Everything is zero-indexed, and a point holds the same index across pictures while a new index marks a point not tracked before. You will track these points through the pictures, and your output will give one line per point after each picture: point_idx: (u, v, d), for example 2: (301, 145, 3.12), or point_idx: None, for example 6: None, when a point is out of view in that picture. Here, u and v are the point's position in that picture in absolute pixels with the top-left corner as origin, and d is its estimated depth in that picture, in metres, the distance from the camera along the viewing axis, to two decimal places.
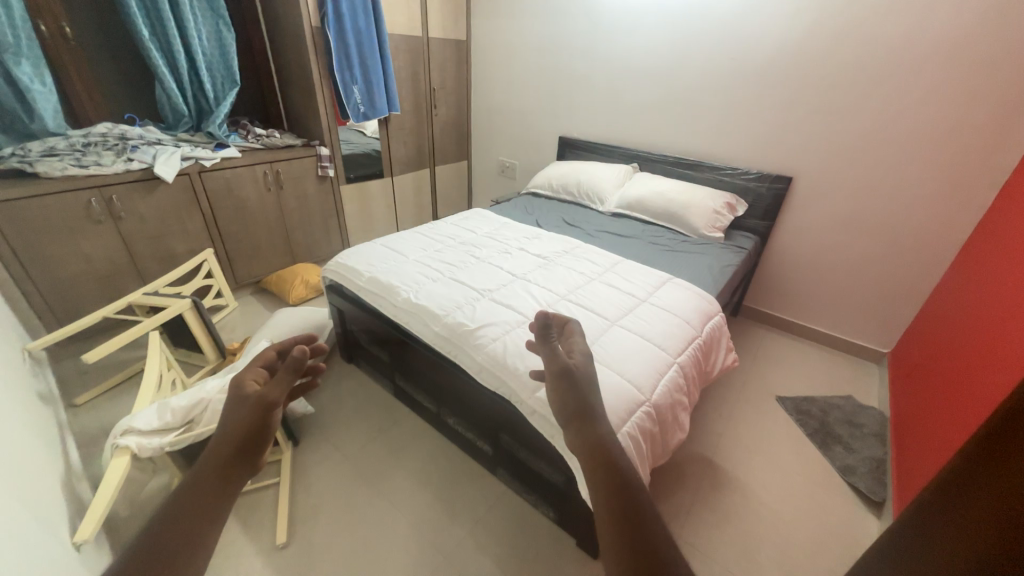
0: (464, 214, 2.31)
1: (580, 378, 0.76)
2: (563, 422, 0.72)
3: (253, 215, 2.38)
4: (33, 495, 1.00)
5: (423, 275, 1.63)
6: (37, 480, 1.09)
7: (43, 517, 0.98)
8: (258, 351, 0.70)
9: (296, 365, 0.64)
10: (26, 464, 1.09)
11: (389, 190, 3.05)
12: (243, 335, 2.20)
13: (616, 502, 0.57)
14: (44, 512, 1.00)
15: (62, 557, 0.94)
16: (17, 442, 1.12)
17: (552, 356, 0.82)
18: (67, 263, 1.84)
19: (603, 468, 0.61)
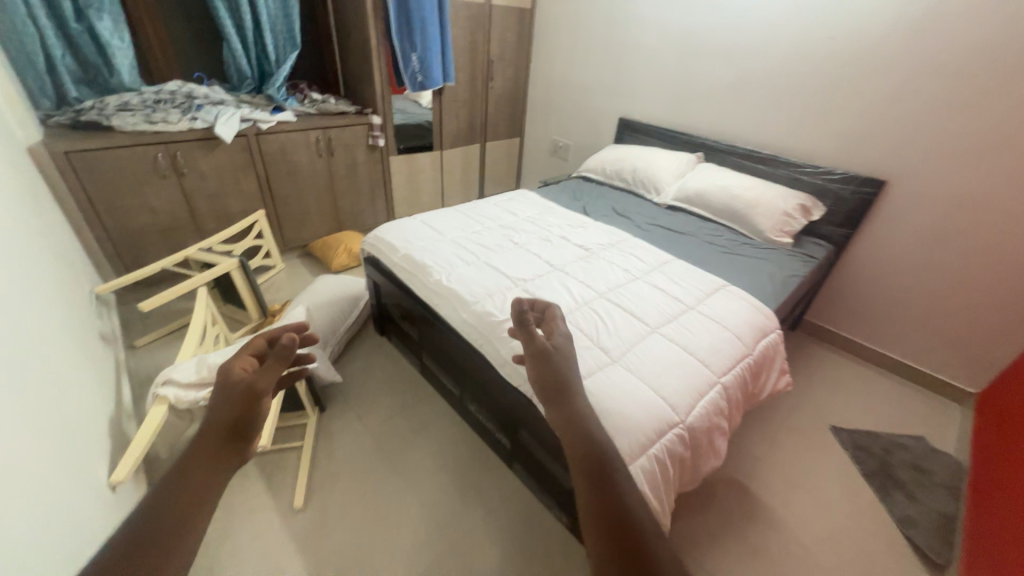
0: (509, 194, 2.22)
1: (556, 358, 0.90)
2: (540, 393, 0.86)
3: (304, 180, 2.43)
4: (79, 432, 1.08)
5: (458, 257, 1.58)
6: (85, 417, 1.17)
7: (83, 456, 1.04)
8: (248, 342, 0.76)
9: (286, 354, 0.70)
10: (76, 402, 1.17)
11: (437, 163, 3.01)
12: (286, 296, 2.29)
13: (590, 472, 0.66)
14: (85, 449, 1.07)
15: (95, 495, 1.00)
16: (70, 381, 1.20)
17: (533, 339, 0.96)
18: (136, 214, 1.96)
19: (587, 443, 0.71)
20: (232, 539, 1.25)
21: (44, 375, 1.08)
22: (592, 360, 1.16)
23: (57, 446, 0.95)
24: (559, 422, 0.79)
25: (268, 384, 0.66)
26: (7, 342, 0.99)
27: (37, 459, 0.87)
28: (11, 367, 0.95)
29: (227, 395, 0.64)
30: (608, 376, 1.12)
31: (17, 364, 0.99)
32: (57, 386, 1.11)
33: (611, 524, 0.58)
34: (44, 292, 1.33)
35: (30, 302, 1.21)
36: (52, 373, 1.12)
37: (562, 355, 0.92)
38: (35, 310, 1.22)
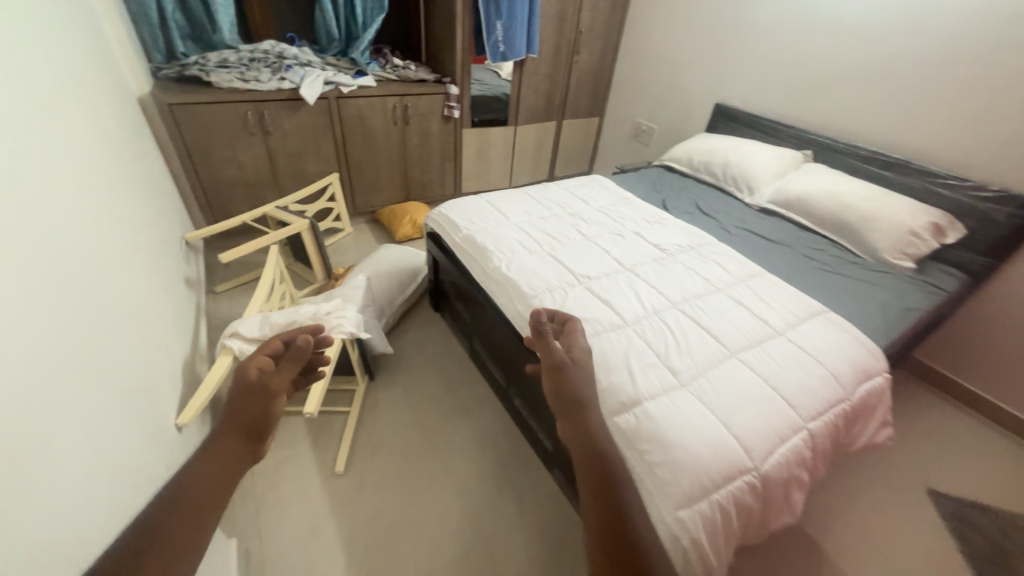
0: (582, 179, 2.08)
1: (572, 374, 0.87)
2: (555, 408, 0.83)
3: (378, 147, 2.44)
4: (144, 377, 1.14)
5: (521, 243, 1.50)
6: (156, 360, 1.25)
7: (144, 400, 1.10)
8: (265, 341, 0.79)
9: (300, 353, 0.76)
10: (154, 344, 1.25)
11: (510, 138, 2.90)
12: (351, 260, 2.35)
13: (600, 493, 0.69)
14: (147, 392, 1.14)
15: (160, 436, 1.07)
16: (149, 325, 1.29)
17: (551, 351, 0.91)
18: (224, 168, 2.07)
19: (599, 470, 0.72)
20: (275, 491, 1.31)
21: (123, 318, 1.16)
22: (655, 380, 1.04)
23: (121, 390, 1.01)
24: (573, 439, 0.78)
25: (281, 386, 0.72)
26: (93, 284, 1.06)
27: (101, 401, 0.92)
28: (91, 310, 1.01)
29: (241, 395, 0.71)
30: (672, 401, 1.00)
31: (99, 306, 1.05)
32: (133, 329, 1.18)
33: (617, 562, 0.61)
34: (137, 237, 1.44)
35: (122, 246, 1.31)
36: (132, 316, 1.21)
37: (578, 371, 0.89)
38: (125, 254, 1.31)
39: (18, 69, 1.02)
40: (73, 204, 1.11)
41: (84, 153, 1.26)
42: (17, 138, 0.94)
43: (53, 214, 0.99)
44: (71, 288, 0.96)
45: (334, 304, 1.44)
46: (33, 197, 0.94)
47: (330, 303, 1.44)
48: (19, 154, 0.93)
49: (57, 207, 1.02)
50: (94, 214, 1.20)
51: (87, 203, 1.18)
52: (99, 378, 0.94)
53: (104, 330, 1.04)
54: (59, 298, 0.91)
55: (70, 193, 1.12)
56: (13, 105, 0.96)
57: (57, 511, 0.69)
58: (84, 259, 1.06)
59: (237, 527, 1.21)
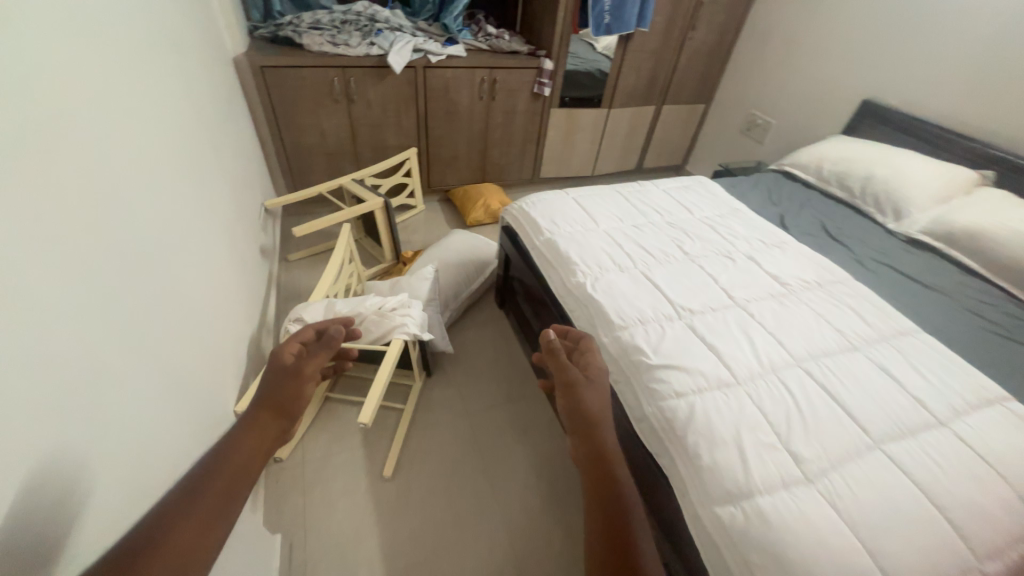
0: (682, 180, 1.80)
1: (584, 388, 0.75)
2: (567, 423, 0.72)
3: (460, 122, 2.29)
4: (209, 357, 1.12)
5: (610, 256, 1.30)
6: (222, 337, 1.23)
7: (208, 383, 1.08)
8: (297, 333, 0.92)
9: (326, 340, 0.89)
10: (222, 320, 1.23)
11: (600, 123, 2.62)
12: (419, 241, 2.27)
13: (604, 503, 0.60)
14: (212, 373, 1.11)
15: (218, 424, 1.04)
16: (221, 299, 1.27)
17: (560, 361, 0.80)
18: (308, 134, 2.03)
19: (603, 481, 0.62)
20: (323, 485, 1.27)
21: (197, 295, 1.13)
22: (775, 467, 0.83)
23: (185, 373, 0.98)
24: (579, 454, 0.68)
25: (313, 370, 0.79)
26: (172, 261, 1.03)
27: (166, 388, 0.89)
28: (166, 289, 0.97)
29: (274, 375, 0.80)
30: (798, 502, 0.78)
31: (175, 285, 1.03)
32: (204, 307, 1.16)
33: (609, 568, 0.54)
34: (219, 205, 1.42)
35: (203, 215, 1.28)
36: (207, 292, 1.19)
37: (593, 386, 0.77)
38: (206, 224, 1.29)
39: (117, 28, 0.97)
40: (161, 173, 1.07)
41: (176, 118, 1.23)
42: (111, 106, 0.89)
43: (142, 187, 0.96)
44: (148, 268, 0.92)
45: (402, 298, 1.34)
46: (124, 169, 0.90)
47: (398, 298, 1.34)
48: (114, 123, 0.89)
49: (146, 178, 0.99)
50: (180, 183, 1.18)
51: (174, 172, 1.16)
52: (167, 364, 0.90)
53: (177, 310, 1.01)
54: (139, 280, 0.87)
55: (160, 161, 1.08)
56: (109, 66, 0.91)
57: (103, 526, 0.64)
58: (165, 234, 1.03)
59: (284, 519, 1.19)
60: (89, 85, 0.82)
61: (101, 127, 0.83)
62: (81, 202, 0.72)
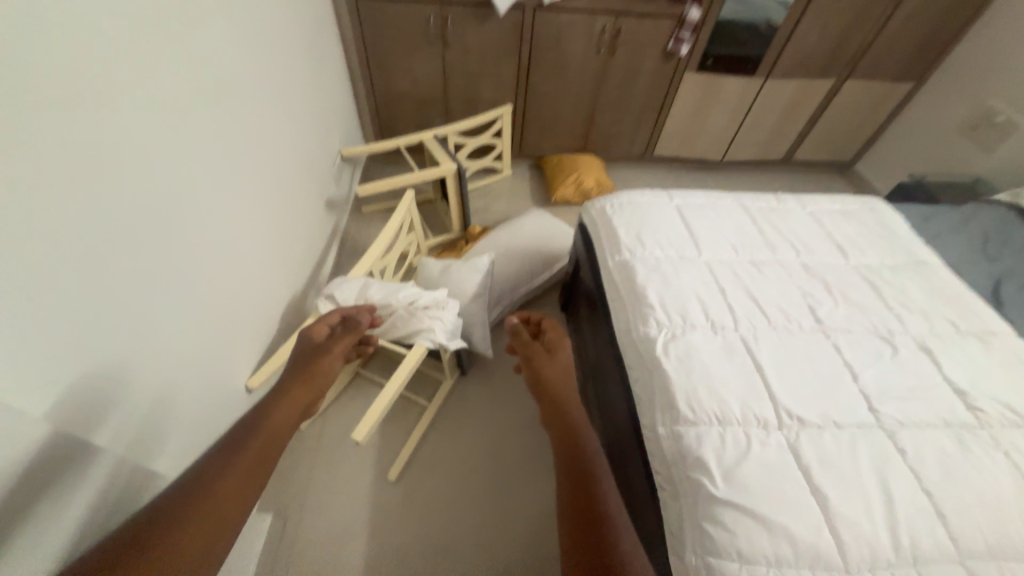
0: (846, 201, 1.29)
1: (547, 364, 0.91)
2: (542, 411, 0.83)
3: (566, 80, 1.93)
4: (234, 324, 1.08)
5: (700, 305, 0.95)
6: (258, 301, 1.19)
7: (222, 354, 1.04)
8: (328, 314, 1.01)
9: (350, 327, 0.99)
10: (259, 282, 1.19)
11: (748, 97, 2.04)
12: (495, 212, 2.06)
13: (574, 469, 0.70)
14: (231, 342, 1.07)
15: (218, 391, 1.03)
16: (264, 260, 1.23)
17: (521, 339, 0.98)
18: (397, 78, 1.87)
19: (573, 457, 0.72)
20: (331, 466, 1.24)
21: (235, 259, 1.08)
22: None
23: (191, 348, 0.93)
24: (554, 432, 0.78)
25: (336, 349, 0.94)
26: (207, 224, 0.96)
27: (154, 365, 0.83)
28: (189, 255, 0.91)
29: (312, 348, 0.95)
30: None
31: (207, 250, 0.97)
32: (241, 271, 1.11)
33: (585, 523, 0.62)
34: (288, 155, 1.35)
35: (265, 170, 1.22)
36: (248, 254, 1.14)
37: (555, 361, 0.93)
38: (265, 178, 1.23)
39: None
40: (217, 123, 1.00)
41: (249, 58, 1.13)
42: (154, 47, 0.80)
43: (183, 142, 0.88)
44: (172, 234, 0.85)
45: (439, 296, 1.18)
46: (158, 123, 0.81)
47: (435, 294, 1.18)
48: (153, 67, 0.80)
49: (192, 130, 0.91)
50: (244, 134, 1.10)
51: (238, 121, 1.08)
52: (167, 341, 0.85)
53: (202, 277, 0.95)
54: (152, 250, 0.80)
55: (220, 109, 1.00)
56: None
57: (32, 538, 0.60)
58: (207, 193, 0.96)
59: (287, 493, 1.18)
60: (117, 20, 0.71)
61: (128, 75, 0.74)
62: (73, 164, 0.63)
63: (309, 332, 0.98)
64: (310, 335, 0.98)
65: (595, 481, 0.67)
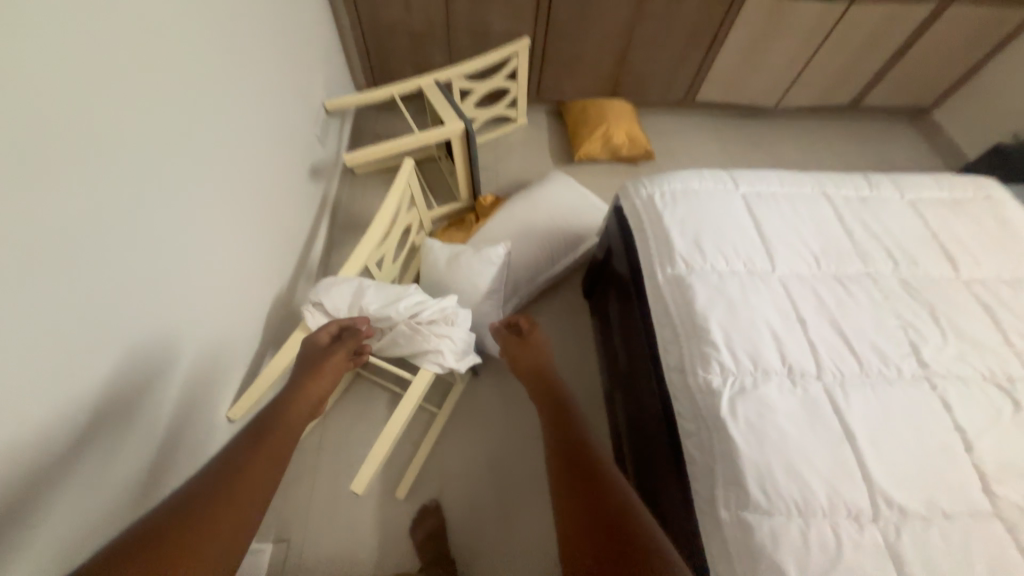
0: (954, 188, 1.02)
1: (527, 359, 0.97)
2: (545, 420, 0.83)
3: (598, 5, 1.54)
4: (221, 343, 0.90)
5: (772, 344, 0.76)
6: (247, 306, 0.99)
7: (206, 381, 0.86)
8: (323, 328, 0.92)
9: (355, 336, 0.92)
10: (247, 287, 0.99)
11: (823, 28, 1.64)
12: (508, 172, 1.77)
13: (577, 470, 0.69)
14: (218, 365, 0.90)
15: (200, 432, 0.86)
16: (252, 256, 1.01)
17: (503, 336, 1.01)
18: (389, 3, 1.49)
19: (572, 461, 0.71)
20: (337, 480, 1.14)
21: (217, 265, 0.87)
22: None
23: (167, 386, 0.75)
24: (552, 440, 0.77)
25: (337, 358, 0.89)
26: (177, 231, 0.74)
27: (122, 425, 0.66)
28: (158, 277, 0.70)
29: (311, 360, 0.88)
30: None
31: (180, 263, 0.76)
32: (225, 278, 0.90)
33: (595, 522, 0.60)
34: (269, 116, 1.08)
35: (246, 141, 0.97)
36: (233, 255, 0.93)
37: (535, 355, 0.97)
38: (246, 152, 0.97)
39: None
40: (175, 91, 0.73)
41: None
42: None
43: (131, 128, 0.63)
44: (132, 258, 0.64)
45: (446, 307, 0.97)
46: (89, 103, 0.56)
47: (442, 303, 0.98)
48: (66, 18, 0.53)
49: (141, 106, 0.65)
50: (213, 100, 0.84)
51: (205, 82, 0.81)
52: (138, 385, 0.68)
53: (179, 304, 0.76)
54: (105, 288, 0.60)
55: (178, 70, 0.73)
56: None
57: None
58: (174, 189, 0.73)
59: (287, 512, 1.09)
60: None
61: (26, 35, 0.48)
62: None
63: (311, 343, 0.91)
64: (310, 346, 0.91)
65: (608, 490, 0.65)
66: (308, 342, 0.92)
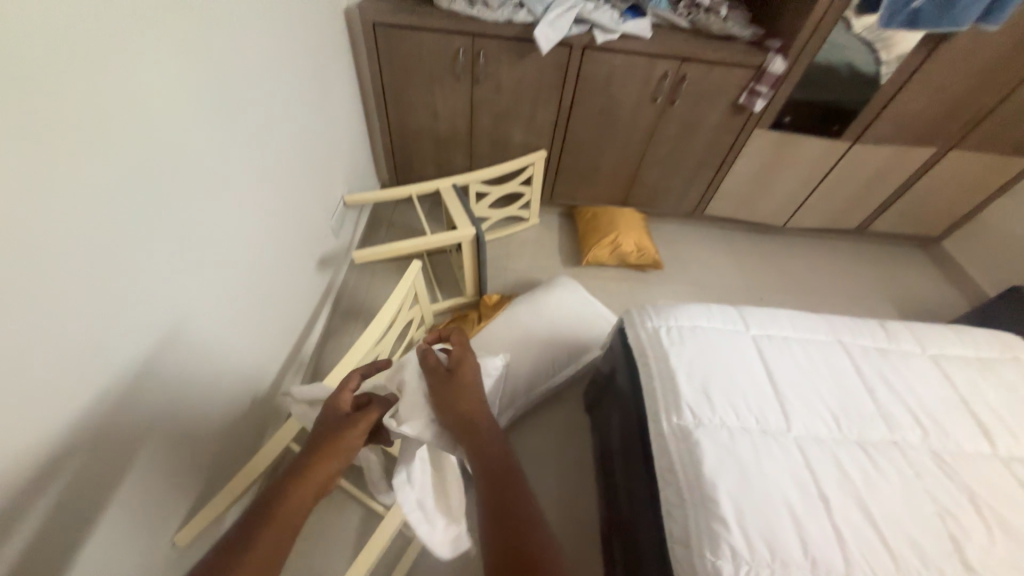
0: (984, 347, 0.97)
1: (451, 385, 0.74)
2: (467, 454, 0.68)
3: (612, 130, 1.63)
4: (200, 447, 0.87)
5: (787, 525, 0.67)
6: (202, 399, 0.87)
7: (155, 521, 0.78)
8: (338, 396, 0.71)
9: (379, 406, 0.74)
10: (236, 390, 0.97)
11: (828, 162, 1.69)
12: (518, 269, 1.78)
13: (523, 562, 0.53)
14: (149, 478, 0.75)
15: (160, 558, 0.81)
16: (251, 350, 1.01)
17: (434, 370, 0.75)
18: (417, 114, 1.61)
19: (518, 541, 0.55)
20: None
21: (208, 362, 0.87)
22: None
23: (52, 547, 0.58)
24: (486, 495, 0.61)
25: (350, 436, 0.67)
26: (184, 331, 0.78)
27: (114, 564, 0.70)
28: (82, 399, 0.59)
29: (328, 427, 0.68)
30: None
31: (117, 370, 0.65)
32: (221, 373, 0.91)
33: None
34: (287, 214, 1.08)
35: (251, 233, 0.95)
36: (218, 354, 0.90)
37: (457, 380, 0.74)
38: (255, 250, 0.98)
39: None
40: (179, 193, 0.71)
41: (248, 116, 0.89)
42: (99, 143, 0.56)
43: (103, 226, 0.58)
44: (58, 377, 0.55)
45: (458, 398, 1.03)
46: (62, 210, 0.52)
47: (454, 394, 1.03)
48: (57, 127, 0.50)
49: (116, 210, 0.60)
50: (217, 196, 0.82)
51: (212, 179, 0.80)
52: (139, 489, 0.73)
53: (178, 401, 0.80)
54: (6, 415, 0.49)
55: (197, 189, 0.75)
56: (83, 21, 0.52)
57: None
58: (137, 295, 0.66)
59: None
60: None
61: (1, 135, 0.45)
62: None
63: (331, 408, 0.71)
64: (330, 411, 0.70)
65: None
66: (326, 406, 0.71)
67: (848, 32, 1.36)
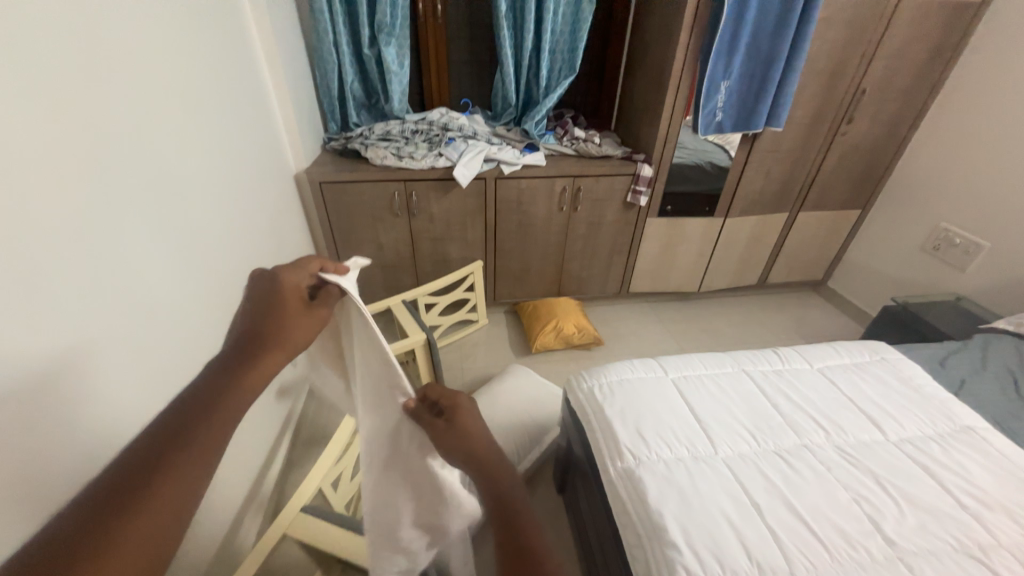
0: (860, 354, 1.17)
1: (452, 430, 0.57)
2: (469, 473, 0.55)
3: (535, 236, 1.93)
4: None
5: (728, 535, 0.74)
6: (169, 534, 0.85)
7: None
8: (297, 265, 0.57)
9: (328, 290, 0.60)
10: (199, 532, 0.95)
11: (712, 235, 2.06)
12: (477, 368, 1.88)
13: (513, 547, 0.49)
14: None
15: None
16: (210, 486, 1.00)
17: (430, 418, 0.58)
18: (364, 247, 1.84)
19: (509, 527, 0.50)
20: None
21: None
22: None
23: None
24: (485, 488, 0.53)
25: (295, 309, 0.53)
26: None
27: None
28: None
29: (268, 310, 0.52)
30: None
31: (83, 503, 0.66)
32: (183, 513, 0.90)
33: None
34: None
35: None
36: None
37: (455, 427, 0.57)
38: None
39: (129, 161, 0.78)
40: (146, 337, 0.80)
41: (214, 264, 1.04)
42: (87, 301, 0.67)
43: (86, 368, 0.66)
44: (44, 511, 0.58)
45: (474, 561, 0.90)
46: (56, 356, 0.62)
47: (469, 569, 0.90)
48: (58, 290, 0.62)
49: (98, 350, 0.69)
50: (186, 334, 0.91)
51: (179, 319, 0.90)
52: None
53: None
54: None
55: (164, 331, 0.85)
56: (88, 206, 0.68)
57: None
58: (109, 429, 0.71)
59: None
60: (18, 245, 0.57)
61: (18, 298, 0.56)
62: None
63: (270, 284, 0.54)
64: (275, 285, 0.54)
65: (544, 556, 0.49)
66: (272, 279, 0.54)
67: (694, 134, 1.76)
